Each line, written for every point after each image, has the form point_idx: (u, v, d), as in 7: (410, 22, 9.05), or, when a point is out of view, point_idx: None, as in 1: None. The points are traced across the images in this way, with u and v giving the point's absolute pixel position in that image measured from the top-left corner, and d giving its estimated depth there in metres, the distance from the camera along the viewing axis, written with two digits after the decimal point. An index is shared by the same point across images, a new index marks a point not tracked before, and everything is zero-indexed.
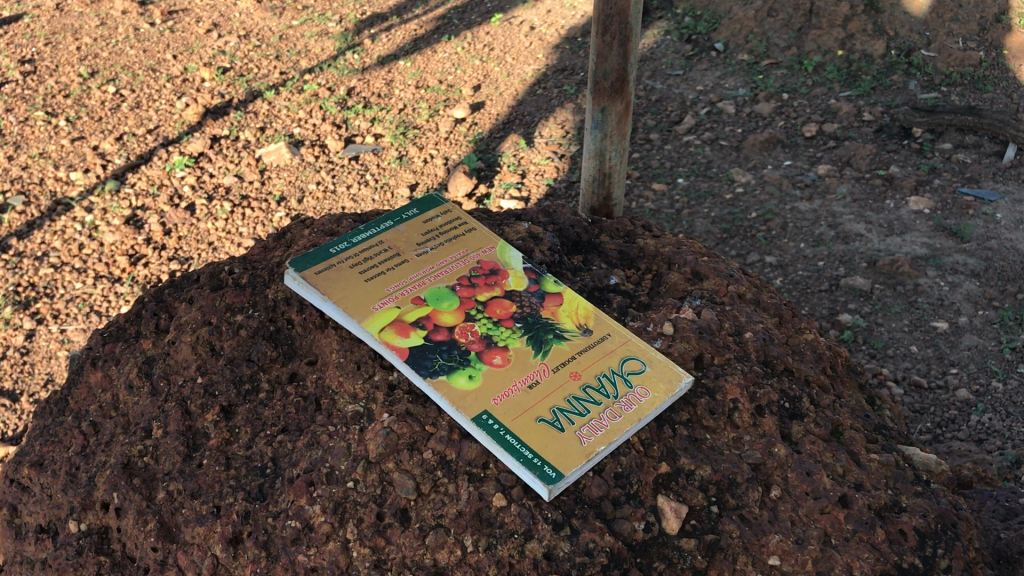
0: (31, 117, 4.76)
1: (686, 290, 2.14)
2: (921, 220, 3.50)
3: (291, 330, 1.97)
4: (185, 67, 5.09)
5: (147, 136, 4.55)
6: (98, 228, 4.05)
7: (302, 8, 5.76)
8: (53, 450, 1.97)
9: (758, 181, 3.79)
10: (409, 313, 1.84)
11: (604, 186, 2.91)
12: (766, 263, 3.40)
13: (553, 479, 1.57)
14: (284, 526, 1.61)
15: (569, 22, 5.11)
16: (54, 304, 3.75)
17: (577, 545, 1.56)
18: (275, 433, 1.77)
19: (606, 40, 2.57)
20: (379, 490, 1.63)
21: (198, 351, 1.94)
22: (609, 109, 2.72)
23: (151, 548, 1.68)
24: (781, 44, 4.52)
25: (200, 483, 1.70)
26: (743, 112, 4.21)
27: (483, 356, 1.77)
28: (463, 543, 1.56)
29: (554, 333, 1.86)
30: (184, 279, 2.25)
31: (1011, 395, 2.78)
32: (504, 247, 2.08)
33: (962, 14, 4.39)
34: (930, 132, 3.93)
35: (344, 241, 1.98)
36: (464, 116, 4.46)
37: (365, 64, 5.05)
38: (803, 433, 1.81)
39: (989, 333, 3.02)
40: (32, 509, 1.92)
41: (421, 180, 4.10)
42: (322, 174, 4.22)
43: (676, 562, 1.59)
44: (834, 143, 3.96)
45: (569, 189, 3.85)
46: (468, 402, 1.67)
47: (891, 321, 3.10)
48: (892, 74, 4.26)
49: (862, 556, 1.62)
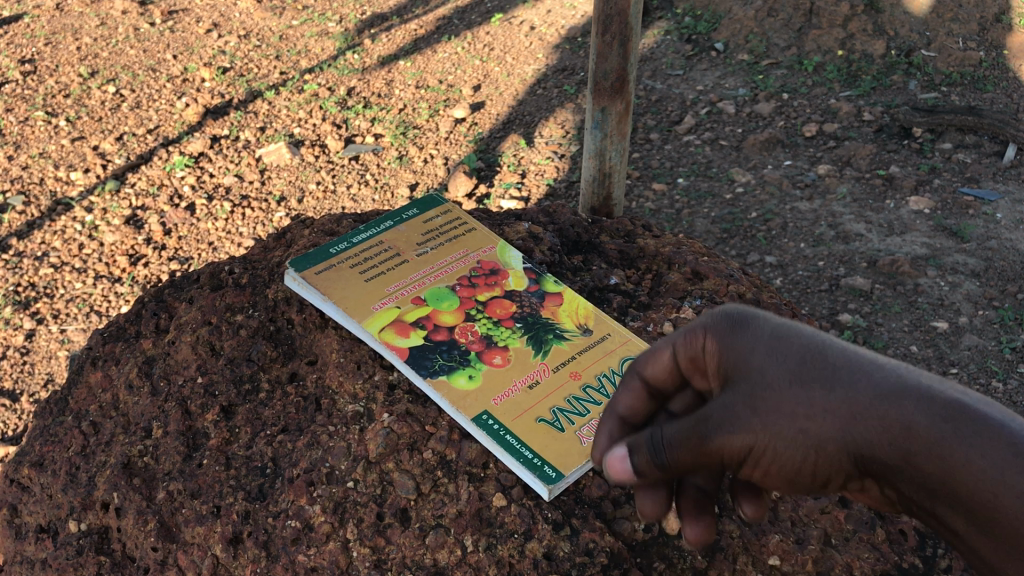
0: (31, 117, 4.76)
1: (686, 289, 2.13)
2: (921, 220, 3.49)
3: (291, 330, 1.97)
4: (185, 67, 5.09)
5: (147, 136, 4.55)
6: (98, 228, 4.06)
7: (302, 8, 5.77)
8: (52, 450, 1.98)
9: (758, 181, 3.79)
10: (410, 313, 1.84)
11: (604, 186, 2.91)
12: (766, 262, 3.40)
13: (553, 479, 1.56)
14: (284, 526, 1.61)
15: (569, 22, 5.10)
16: (54, 304, 3.75)
17: (577, 546, 1.56)
18: (275, 433, 1.77)
19: (606, 40, 2.57)
20: (379, 490, 1.63)
21: (198, 351, 1.94)
22: (609, 109, 2.72)
23: (151, 548, 1.67)
24: (781, 45, 4.52)
25: (200, 483, 1.70)
26: (743, 113, 4.21)
27: (483, 356, 1.77)
28: (463, 543, 1.56)
29: (555, 333, 1.86)
30: (184, 279, 2.26)
31: (1011, 395, 2.79)
32: (504, 247, 2.08)
33: (962, 14, 4.38)
34: (930, 132, 3.93)
35: (344, 241, 1.98)
36: (464, 117, 4.46)
37: (365, 64, 5.05)
38: None
39: (989, 333, 3.02)
40: (32, 509, 1.92)
41: (421, 180, 4.10)
42: (322, 174, 4.22)
43: (676, 562, 1.59)
44: (834, 143, 3.96)
45: (569, 189, 3.84)
46: (468, 402, 1.67)
47: (891, 321, 3.10)
48: (892, 74, 4.26)
49: (862, 556, 1.63)
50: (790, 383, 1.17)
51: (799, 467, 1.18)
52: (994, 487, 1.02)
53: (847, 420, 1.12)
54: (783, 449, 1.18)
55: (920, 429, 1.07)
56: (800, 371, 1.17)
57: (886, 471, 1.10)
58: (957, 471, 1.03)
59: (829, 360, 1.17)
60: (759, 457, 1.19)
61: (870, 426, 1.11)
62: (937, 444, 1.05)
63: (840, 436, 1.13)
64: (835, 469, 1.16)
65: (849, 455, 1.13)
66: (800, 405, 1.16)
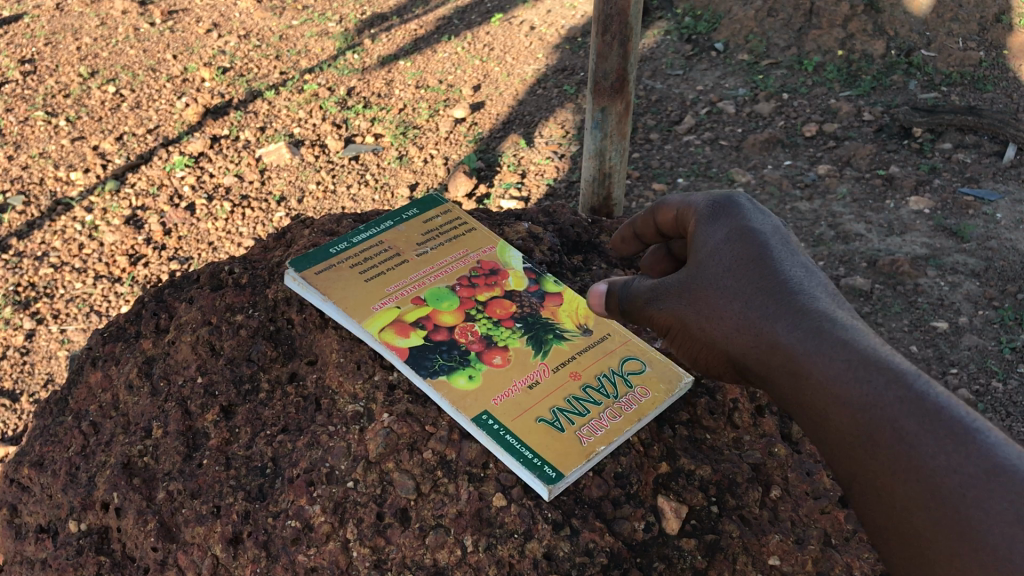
0: (31, 117, 4.76)
1: None
2: (921, 220, 3.49)
3: (291, 330, 1.97)
4: (185, 67, 5.09)
5: (147, 136, 4.55)
6: (98, 228, 4.06)
7: (302, 8, 5.77)
8: (52, 450, 1.98)
9: (758, 181, 3.79)
10: (409, 313, 1.84)
11: (604, 186, 2.92)
12: None
13: (553, 479, 1.55)
14: (284, 526, 1.61)
15: (569, 22, 5.10)
16: (54, 304, 3.76)
17: (577, 546, 1.55)
18: (275, 433, 1.77)
19: (606, 40, 2.57)
20: (380, 490, 1.63)
21: (198, 351, 1.94)
22: (609, 109, 2.72)
23: (151, 548, 1.67)
24: (781, 45, 4.52)
25: (200, 483, 1.70)
26: (743, 113, 4.21)
27: (483, 356, 1.77)
28: (463, 543, 1.55)
29: (554, 333, 1.86)
30: (184, 279, 2.26)
31: (1011, 395, 2.79)
32: (504, 247, 2.08)
33: (962, 14, 4.38)
34: (931, 132, 3.93)
35: (344, 241, 1.98)
36: (464, 117, 4.46)
37: (365, 64, 5.05)
38: (802, 433, 1.82)
39: (989, 333, 3.02)
40: (33, 509, 1.92)
41: (421, 180, 4.10)
42: (322, 174, 4.22)
43: (676, 562, 1.59)
44: (834, 143, 3.96)
45: (569, 189, 3.84)
46: (467, 402, 1.66)
47: (891, 321, 3.10)
48: (892, 74, 4.26)
49: (862, 556, 1.63)
50: (719, 282, 1.39)
51: (700, 352, 1.45)
52: (822, 395, 1.20)
53: (735, 322, 1.34)
54: (693, 336, 1.44)
55: (779, 339, 1.28)
56: (733, 276, 1.38)
57: (755, 370, 1.33)
58: (802, 376, 1.23)
59: (754, 273, 1.36)
60: (677, 336, 1.48)
61: (749, 329, 1.32)
62: (793, 356, 1.25)
63: (726, 335, 1.36)
64: (721, 363, 1.40)
65: (731, 351, 1.36)
66: (712, 302, 1.39)
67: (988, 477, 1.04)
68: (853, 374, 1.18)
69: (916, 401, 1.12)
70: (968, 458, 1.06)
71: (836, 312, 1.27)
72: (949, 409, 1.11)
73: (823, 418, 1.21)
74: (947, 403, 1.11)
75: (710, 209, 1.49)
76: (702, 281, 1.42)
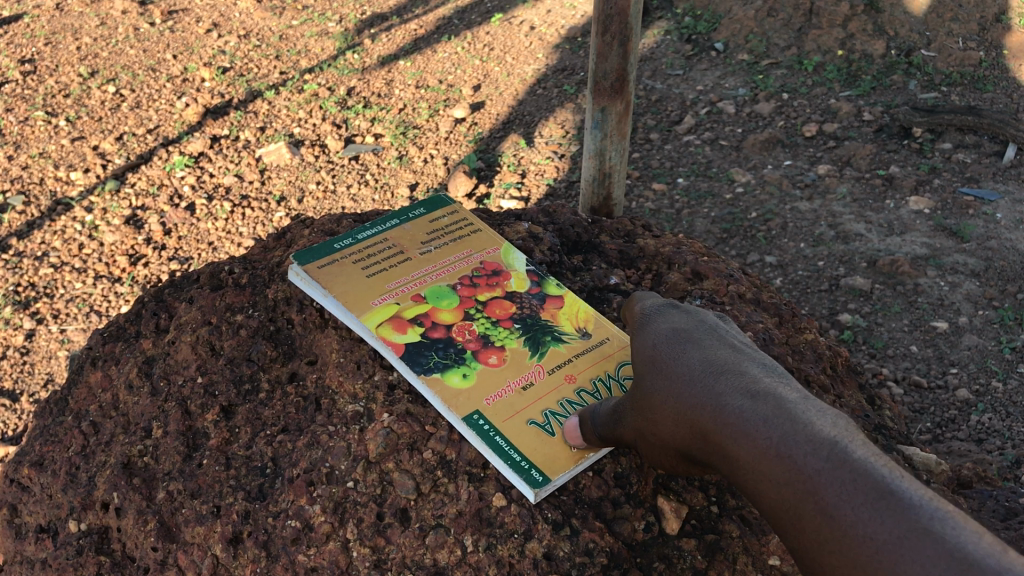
0: (31, 117, 4.76)
1: (686, 290, 2.12)
2: (921, 220, 3.49)
3: (291, 330, 1.97)
4: (185, 67, 5.09)
5: (147, 136, 4.55)
6: (98, 228, 4.05)
7: (302, 8, 5.77)
8: (52, 450, 1.98)
9: (758, 181, 3.79)
10: (408, 309, 1.84)
11: (604, 186, 2.92)
12: (766, 262, 3.40)
13: (539, 483, 1.56)
14: (284, 525, 1.61)
15: (569, 22, 5.10)
16: (54, 304, 3.76)
17: (577, 546, 1.55)
18: (275, 433, 1.77)
19: (606, 40, 2.57)
20: (379, 490, 1.63)
21: (198, 351, 1.94)
22: (609, 109, 2.72)
23: (151, 548, 1.67)
24: (781, 45, 4.52)
25: (200, 483, 1.70)
26: (743, 113, 4.21)
27: (478, 356, 1.78)
28: (463, 543, 1.55)
29: (552, 335, 1.86)
30: (184, 279, 2.26)
31: (1011, 395, 2.78)
32: (508, 249, 2.08)
33: (962, 14, 4.38)
34: (930, 132, 3.92)
35: (350, 237, 1.99)
36: (464, 117, 4.46)
37: (365, 64, 5.05)
38: None
39: (989, 333, 3.02)
40: (32, 509, 1.92)
41: (421, 180, 4.10)
42: (322, 174, 4.22)
43: (676, 562, 1.59)
44: (834, 143, 3.96)
45: (569, 189, 3.84)
46: (459, 401, 1.67)
47: (891, 321, 3.10)
48: (892, 74, 4.26)
49: None
50: (655, 383, 1.37)
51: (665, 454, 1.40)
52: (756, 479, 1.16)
53: (676, 414, 1.32)
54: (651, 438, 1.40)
55: (714, 419, 1.24)
56: (670, 370, 1.36)
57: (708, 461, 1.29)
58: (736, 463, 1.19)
59: (692, 356, 1.35)
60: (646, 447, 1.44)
61: (688, 415, 1.29)
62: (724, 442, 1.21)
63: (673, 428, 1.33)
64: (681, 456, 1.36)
65: (680, 441, 1.32)
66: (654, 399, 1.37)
67: (906, 539, 0.97)
68: (777, 452, 1.13)
69: (841, 471, 1.06)
70: (884, 522, 1.00)
71: (772, 386, 1.24)
72: (874, 474, 1.04)
73: (763, 499, 1.16)
74: (864, 467, 1.06)
75: (658, 312, 1.53)
76: (647, 370, 1.41)
